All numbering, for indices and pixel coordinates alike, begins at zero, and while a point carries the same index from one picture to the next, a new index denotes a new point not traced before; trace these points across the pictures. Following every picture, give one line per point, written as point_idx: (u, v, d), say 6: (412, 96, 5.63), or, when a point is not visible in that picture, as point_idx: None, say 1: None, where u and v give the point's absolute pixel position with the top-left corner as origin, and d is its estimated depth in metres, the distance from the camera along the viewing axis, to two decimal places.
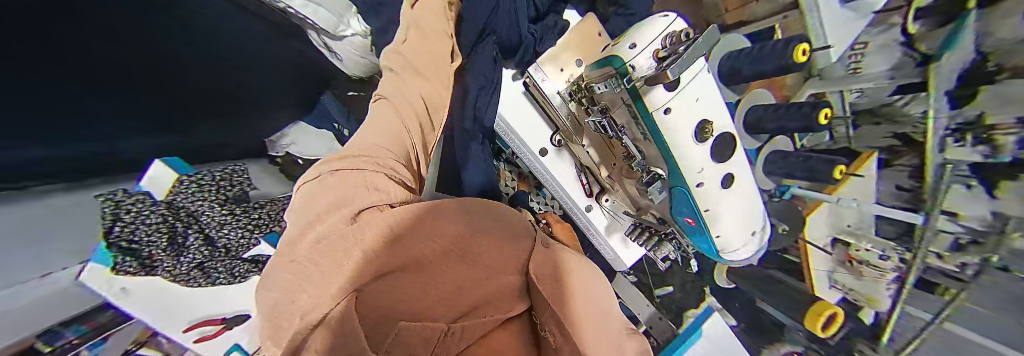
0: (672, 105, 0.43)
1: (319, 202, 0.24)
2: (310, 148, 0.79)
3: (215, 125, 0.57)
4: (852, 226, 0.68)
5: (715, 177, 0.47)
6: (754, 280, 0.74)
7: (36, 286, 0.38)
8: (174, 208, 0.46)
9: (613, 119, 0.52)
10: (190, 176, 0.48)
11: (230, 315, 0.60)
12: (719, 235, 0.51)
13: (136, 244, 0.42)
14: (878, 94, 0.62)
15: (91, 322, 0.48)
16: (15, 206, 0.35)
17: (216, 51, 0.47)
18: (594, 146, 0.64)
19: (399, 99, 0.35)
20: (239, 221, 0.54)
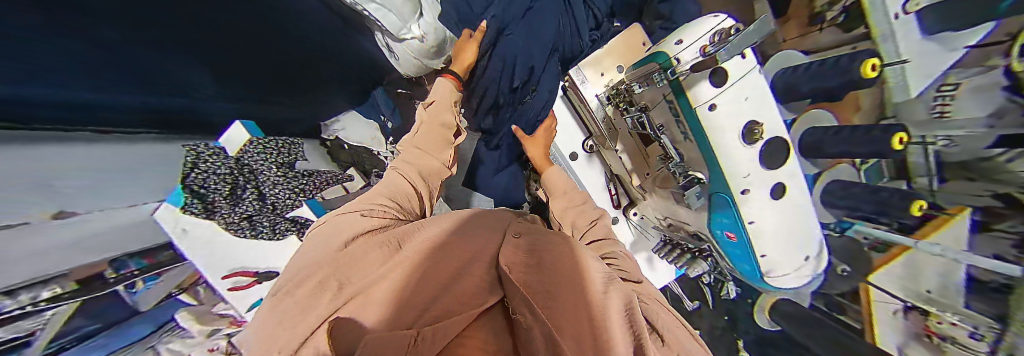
0: (718, 101, 0.39)
1: (321, 249, 0.32)
2: (356, 134, 0.87)
3: (283, 100, 0.66)
4: (932, 291, 0.48)
5: (765, 183, 0.40)
6: (795, 318, 0.61)
7: (103, 217, 0.45)
8: (239, 163, 0.53)
9: (652, 118, 0.51)
10: (258, 139, 0.56)
11: (262, 270, 0.61)
12: (765, 254, 0.44)
13: (206, 190, 0.48)
14: (972, 143, 0.45)
15: (151, 258, 0.54)
16: (92, 145, 0.42)
17: (288, 30, 0.53)
18: (629, 152, 0.62)
19: (403, 166, 0.48)
20: (289, 183, 0.60)
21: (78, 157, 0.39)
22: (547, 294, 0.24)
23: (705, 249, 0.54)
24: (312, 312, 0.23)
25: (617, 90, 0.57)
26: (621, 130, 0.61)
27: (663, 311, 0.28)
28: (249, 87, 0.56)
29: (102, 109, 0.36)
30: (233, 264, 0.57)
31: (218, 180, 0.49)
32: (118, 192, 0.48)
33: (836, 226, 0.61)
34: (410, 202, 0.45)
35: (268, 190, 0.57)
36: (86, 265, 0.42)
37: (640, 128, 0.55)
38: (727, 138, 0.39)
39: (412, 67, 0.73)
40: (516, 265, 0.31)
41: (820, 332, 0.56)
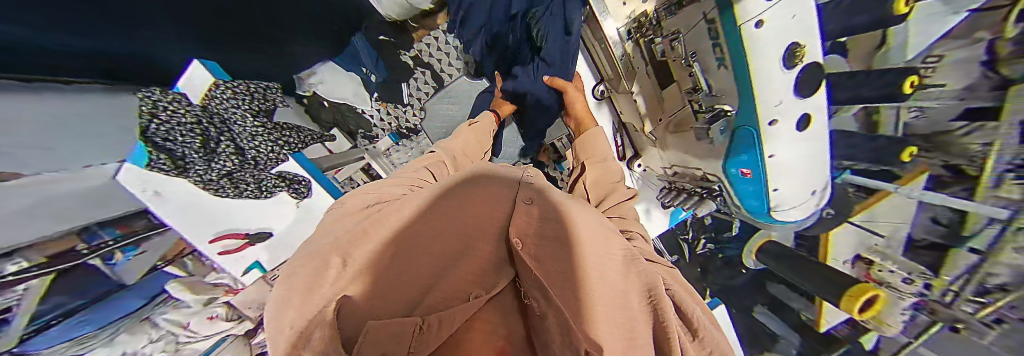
0: (767, 17, 0.31)
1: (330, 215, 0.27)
2: (338, 90, 0.78)
3: (232, 25, 0.55)
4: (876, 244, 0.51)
5: (794, 115, 0.36)
6: (781, 258, 0.63)
7: (49, 184, 0.39)
8: (208, 111, 0.48)
9: (682, 46, 0.42)
10: (225, 82, 0.49)
11: (252, 231, 0.59)
12: (777, 189, 0.43)
13: (177, 142, 0.44)
14: (941, 116, 0.35)
15: (125, 228, 0.50)
16: (40, 98, 0.36)
17: None
18: (645, 95, 0.56)
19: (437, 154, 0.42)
20: (269, 135, 0.56)
21: (25, 109, 0.34)
22: (563, 274, 0.21)
23: (713, 188, 0.53)
24: (319, 284, 0.15)
25: (640, 21, 0.50)
26: (640, 71, 0.54)
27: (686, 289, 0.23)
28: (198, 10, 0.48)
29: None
30: (222, 224, 0.55)
31: (186, 131, 0.45)
32: (72, 152, 0.42)
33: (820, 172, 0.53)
34: (434, 170, 0.38)
35: (246, 144, 0.53)
36: (54, 235, 0.39)
37: (668, 56, 0.46)
38: (767, 60, 0.33)
39: (394, 8, 0.67)
40: (528, 235, 0.26)
41: (801, 270, 0.57)
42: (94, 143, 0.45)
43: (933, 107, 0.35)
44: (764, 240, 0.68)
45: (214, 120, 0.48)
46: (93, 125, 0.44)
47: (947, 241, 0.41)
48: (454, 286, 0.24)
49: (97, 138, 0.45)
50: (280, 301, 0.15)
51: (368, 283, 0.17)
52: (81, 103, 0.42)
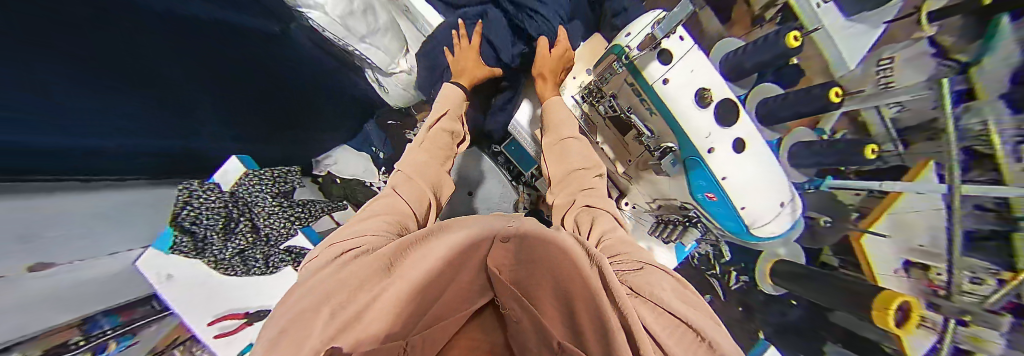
0: (669, 76, 0.46)
1: (318, 268, 0.26)
2: (349, 167, 0.88)
3: (270, 128, 0.68)
4: (923, 245, 0.62)
5: (725, 141, 0.47)
6: (788, 274, 0.70)
7: (65, 274, 0.41)
8: (235, 196, 0.54)
9: (622, 102, 0.54)
10: (255, 171, 0.56)
11: (252, 310, 0.57)
12: (746, 206, 0.49)
13: (200, 225, 0.50)
14: (920, 106, 0.57)
15: (126, 314, 0.51)
16: (84, 195, 0.43)
17: (273, 60, 0.58)
18: (609, 143, 0.63)
19: (404, 188, 0.41)
20: (284, 212, 0.59)
21: (61, 207, 0.40)
22: (539, 277, 0.21)
23: (693, 215, 0.60)
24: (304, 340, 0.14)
25: (589, 89, 0.60)
26: (599, 124, 0.63)
27: (670, 283, 0.25)
28: (247, 123, 0.61)
29: (71, 153, 0.35)
30: (223, 302, 0.55)
31: (212, 214, 0.51)
32: (96, 241, 0.47)
33: (808, 185, 0.71)
34: (412, 206, 0.39)
35: (261, 222, 0.57)
36: (56, 326, 0.39)
37: (614, 112, 0.56)
38: (685, 105, 0.46)
39: (399, 98, 0.78)
40: (504, 264, 0.24)
41: (823, 289, 0.61)
42: (117, 229, 0.51)
43: (908, 101, 0.58)
44: (773, 261, 0.76)
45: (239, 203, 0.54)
46: (117, 219, 0.50)
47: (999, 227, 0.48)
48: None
49: (121, 224, 0.51)
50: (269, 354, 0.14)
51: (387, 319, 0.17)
52: (121, 199, 0.49)
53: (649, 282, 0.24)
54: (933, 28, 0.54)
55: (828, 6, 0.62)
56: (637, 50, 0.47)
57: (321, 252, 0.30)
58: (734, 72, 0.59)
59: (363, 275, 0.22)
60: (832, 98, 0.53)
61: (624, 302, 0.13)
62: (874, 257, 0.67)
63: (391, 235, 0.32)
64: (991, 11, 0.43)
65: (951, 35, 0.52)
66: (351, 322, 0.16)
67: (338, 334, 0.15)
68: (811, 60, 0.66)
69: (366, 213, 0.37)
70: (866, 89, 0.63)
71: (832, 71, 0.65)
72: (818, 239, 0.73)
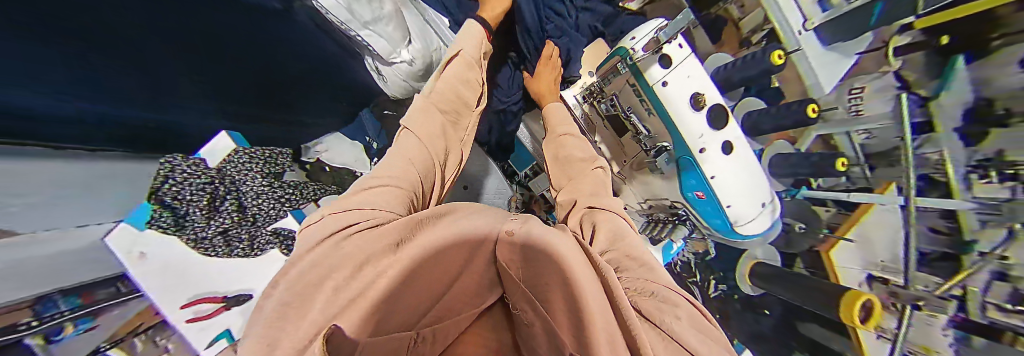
0: (668, 79, 0.48)
1: (323, 231, 0.26)
2: (341, 156, 0.84)
3: (265, 107, 0.65)
4: (885, 261, 0.71)
5: (715, 143, 0.50)
6: (769, 277, 0.74)
7: (30, 244, 0.39)
8: (221, 173, 0.54)
9: (622, 101, 0.57)
10: (245, 149, 0.58)
11: (230, 294, 0.56)
12: (729, 205, 0.53)
13: (183, 201, 0.50)
14: (884, 135, 0.67)
15: (88, 297, 0.47)
16: (63, 165, 0.41)
17: (264, 43, 0.55)
18: (606, 143, 0.67)
19: (413, 152, 0.38)
20: (274, 193, 0.61)
21: (35, 174, 0.37)
22: (546, 279, 0.20)
23: (682, 214, 0.65)
24: (303, 320, 0.15)
25: (591, 90, 0.62)
26: (597, 124, 0.66)
27: (687, 313, 0.21)
28: (232, 102, 0.57)
29: (64, 121, 0.33)
30: (198, 285, 0.53)
31: (196, 191, 0.51)
32: (56, 214, 0.44)
33: (785, 193, 0.79)
34: (422, 177, 0.37)
35: (248, 202, 0.58)
36: (19, 302, 0.37)
37: (614, 111, 0.60)
38: (680, 106, 0.49)
39: (398, 89, 0.76)
40: (513, 260, 0.25)
41: (793, 286, 0.68)
42: (76, 203, 0.47)
43: (877, 128, 0.68)
44: (753, 262, 0.81)
45: (225, 181, 0.54)
46: (83, 191, 0.47)
47: (949, 247, 0.61)
48: (453, 303, 0.25)
49: (83, 196, 0.47)
50: (272, 328, 0.15)
51: (368, 307, 0.15)
52: (95, 171, 0.46)
53: (661, 307, 0.21)
54: (899, 62, 0.65)
55: (808, 34, 0.68)
56: (642, 52, 0.50)
57: (321, 219, 0.29)
58: (724, 85, 0.63)
59: (369, 249, 0.22)
60: (810, 113, 0.57)
61: (638, 331, 0.13)
62: (843, 266, 0.74)
63: (400, 211, 0.31)
64: (950, 51, 0.57)
65: (914, 72, 0.63)
66: (353, 301, 0.16)
67: (335, 318, 0.15)
68: (790, 82, 0.73)
69: (382, 161, 0.38)
70: (839, 113, 0.73)
71: (809, 94, 0.72)
72: (791, 244, 0.80)
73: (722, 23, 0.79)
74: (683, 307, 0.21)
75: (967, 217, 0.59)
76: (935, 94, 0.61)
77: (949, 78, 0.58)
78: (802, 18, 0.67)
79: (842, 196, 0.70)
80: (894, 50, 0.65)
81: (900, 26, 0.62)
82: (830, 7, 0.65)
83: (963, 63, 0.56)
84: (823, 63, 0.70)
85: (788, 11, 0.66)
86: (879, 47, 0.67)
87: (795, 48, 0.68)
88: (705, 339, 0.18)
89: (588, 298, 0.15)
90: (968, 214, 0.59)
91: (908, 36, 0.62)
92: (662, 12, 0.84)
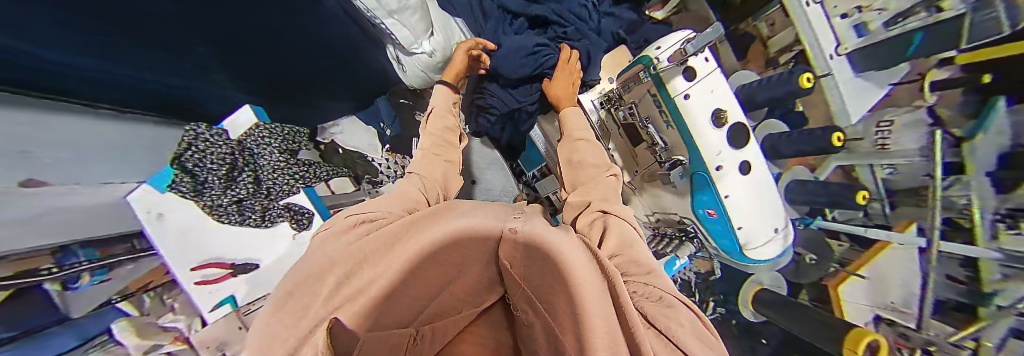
0: (691, 92, 0.49)
1: (337, 228, 0.28)
2: (355, 139, 0.87)
3: (280, 93, 0.68)
4: (895, 302, 0.68)
5: (732, 163, 0.51)
6: (773, 306, 0.72)
7: (55, 196, 0.40)
8: (241, 144, 0.57)
9: (641, 111, 0.56)
10: (265, 124, 0.59)
11: (240, 262, 0.57)
12: (741, 226, 0.53)
13: (204, 169, 0.53)
14: (910, 171, 0.66)
15: (105, 250, 0.49)
16: (79, 120, 0.41)
17: (291, 31, 0.56)
18: (619, 151, 0.65)
19: (422, 172, 0.43)
20: (289, 170, 0.63)
21: (57, 127, 0.39)
22: (550, 281, 0.19)
23: (690, 231, 0.63)
24: (308, 309, 0.16)
25: (610, 96, 0.61)
26: (613, 132, 0.65)
27: (693, 326, 0.20)
28: (252, 76, 0.58)
29: (80, 73, 0.33)
30: (209, 250, 0.54)
31: (217, 160, 0.54)
32: (84, 169, 0.46)
33: (801, 222, 0.79)
34: (424, 193, 0.39)
35: (264, 176, 0.61)
36: (37, 249, 0.38)
37: (631, 119, 0.59)
38: (701, 122, 0.49)
39: (417, 80, 0.77)
40: (514, 258, 0.25)
41: (797, 316, 0.67)
42: (107, 160, 0.50)
43: (902, 165, 0.67)
44: (757, 287, 0.78)
45: (244, 152, 0.57)
46: (111, 150, 0.49)
47: (966, 299, 0.59)
48: (449, 300, 0.25)
49: (111, 154, 0.49)
50: (278, 318, 0.16)
51: (366, 304, 0.16)
52: (111, 129, 0.47)
53: (664, 313, 0.21)
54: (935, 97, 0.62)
55: (840, 59, 0.66)
56: (666, 62, 0.49)
57: (337, 222, 0.31)
58: (748, 103, 0.62)
59: (368, 250, 0.23)
60: (832, 143, 0.54)
61: (641, 337, 0.12)
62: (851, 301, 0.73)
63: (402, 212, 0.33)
64: (994, 91, 0.53)
65: (949, 109, 0.61)
66: (354, 296, 0.17)
67: (334, 311, 0.15)
68: (815, 107, 0.71)
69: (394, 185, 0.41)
70: (864, 145, 0.72)
71: (834, 120, 0.70)
72: (801, 275, 0.79)
73: (750, 40, 0.79)
74: (684, 313, 0.21)
75: (988, 267, 0.57)
76: (969, 135, 0.58)
77: (988, 119, 0.55)
78: (835, 42, 0.65)
79: (857, 229, 0.70)
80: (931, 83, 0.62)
81: (940, 60, 0.61)
82: (866, 33, 0.61)
83: (1004, 104, 0.53)
84: (852, 92, 0.67)
85: (821, 34, 0.65)
86: (915, 79, 0.64)
87: (826, 74, 0.66)
88: (706, 349, 0.18)
89: (586, 299, 0.15)
90: (989, 263, 0.57)
91: (947, 71, 0.60)
92: (688, 23, 0.87)
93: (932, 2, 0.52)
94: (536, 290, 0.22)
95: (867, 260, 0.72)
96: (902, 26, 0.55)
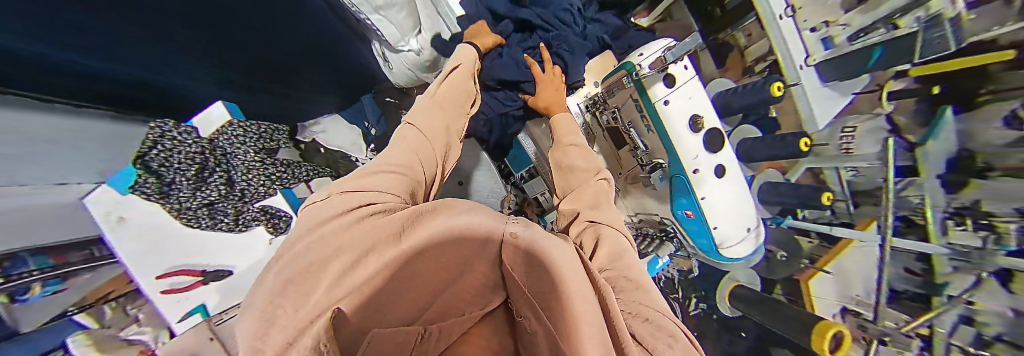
0: (670, 98, 0.50)
1: (327, 210, 0.26)
2: (337, 138, 0.84)
3: (267, 86, 0.65)
4: (858, 295, 0.72)
5: (708, 166, 0.53)
6: (750, 302, 0.75)
7: (8, 198, 0.37)
8: (212, 144, 0.53)
9: (624, 115, 0.58)
10: (240, 121, 0.56)
11: (211, 269, 0.55)
12: (716, 227, 0.55)
13: (169, 168, 0.48)
14: (870, 172, 0.72)
15: (60, 258, 0.45)
16: (38, 116, 0.39)
17: (275, 21, 0.54)
18: (604, 153, 0.67)
19: (425, 132, 0.39)
20: (266, 170, 0.60)
21: (23, 125, 0.36)
22: (547, 289, 0.19)
23: (669, 232, 0.65)
24: (304, 306, 0.16)
25: (594, 100, 0.63)
26: (598, 135, 0.66)
27: (684, 348, 0.20)
28: (237, 73, 0.56)
29: (73, 68, 0.33)
30: (179, 256, 0.52)
31: (185, 160, 0.49)
32: (43, 169, 0.43)
33: (773, 221, 0.83)
34: (422, 163, 0.36)
35: (237, 177, 0.57)
36: None
37: (614, 123, 0.60)
38: (680, 126, 0.51)
39: (404, 79, 0.76)
40: (517, 264, 0.24)
41: (767, 310, 0.70)
42: (63, 161, 0.46)
43: (863, 167, 0.71)
44: (733, 284, 0.82)
45: (215, 152, 0.53)
46: (65, 149, 0.46)
47: (923, 290, 0.64)
48: (452, 300, 0.26)
49: (58, 156, 0.45)
50: (270, 319, 0.15)
51: (363, 295, 0.17)
52: (70, 127, 0.44)
53: (655, 334, 0.20)
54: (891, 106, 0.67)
55: (808, 70, 0.69)
56: (648, 69, 0.50)
57: (331, 197, 0.29)
58: (723, 109, 0.65)
59: (368, 239, 0.21)
60: (800, 147, 0.57)
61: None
62: (820, 296, 0.76)
63: (402, 196, 0.30)
64: (944, 99, 0.60)
65: (905, 117, 0.67)
66: (348, 294, 0.16)
67: (334, 304, 0.15)
68: (788, 114, 0.75)
69: (388, 146, 0.37)
70: (830, 148, 0.75)
71: (804, 127, 0.74)
72: (773, 272, 0.83)
73: (728, 49, 0.82)
74: (679, 338, 0.21)
75: (940, 262, 0.62)
76: (923, 140, 0.63)
77: (937, 127, 0.61)
78: (806, 53, 0.68)
79: (824, 228, 0.74)
80: (889, 94, 0.67)
81: (896, 72, 0.66)
82: (833, 46, 0.66)
83: (950, 113, 0.59)
84: (818, 99, 0.71)
85: (792, 45, 0.67)
86: (875, 89, 0.69)
87: (796, 83, 0.69)
88: None
89: (578, 310, 0.14)
90: (941, 258, 0.61)
91: (903, 82, 0.65)
92: (672, 31, 0.90)
93: (890, 20, 0.57)
94: (535, 297, 0.22)
95: (834, 256, 0.77)
96: (864, 41, 0.60)
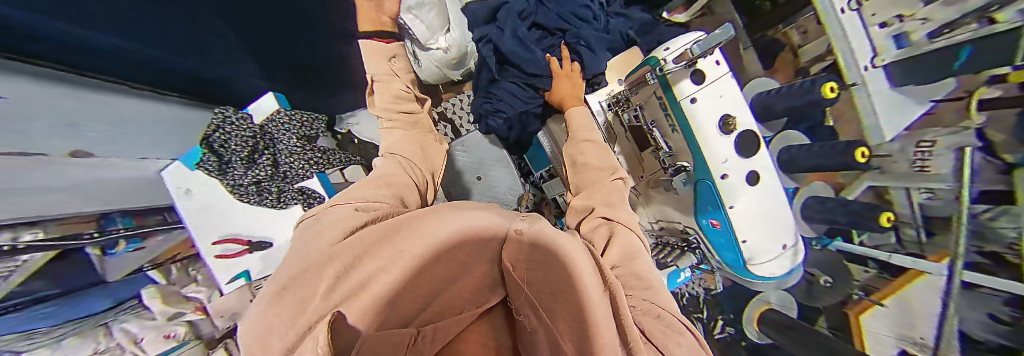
0: (698, 96, 0.47)
1: (325, 222, 0.28)
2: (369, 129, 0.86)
3: (300, 78, 0.72)
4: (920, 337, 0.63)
5: (740, 172, 0.49)
6: (784, 329, 0.68)
7: (95, 167, 0.45)
8: (263, 129, 0.61)
9: (647, 114, 0.55)
10: (286, 111, 0.63)
11: (255, 239, 0.60)
12: (746, 240, 0.51)
13: (229, 148, 0.57)
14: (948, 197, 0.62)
15: (140, 219, 0.54)
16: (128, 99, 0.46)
17: (298, 16, 0.61)
18: (625, 155, 0.64)
19: (408, 160, 0.41)
20: (305, 155, 0.65)
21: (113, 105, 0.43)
22: (553, 285, 0.19)
23: (692, 242, 0.61)
24: (307, 306, 0.16)
25: (616, 98, 0.61)
26: (619, 135, 0.63)
27: (692, 346, 0.19)
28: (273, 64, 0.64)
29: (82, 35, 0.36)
30: (230, 226, 0.59)
31: (241, 143, 0.57)
32: (130, 143, 0.51)
33: (818, 241, 0.76)
34: (411, 176, 0.39)
35: (282, 159, 0.63)
36: (77, 215, 0.42)
37: (637, 122, 0.58)
38: (709, 127, 0.47)
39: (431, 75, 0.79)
40: (517, 261, 0.25)
41: (800, 339, 0.64)
42: (149, 137, 0.55)
43: (940, 189, 0.63)
44: (764, 305, 0.76)
45: (265, 137, 0.61)
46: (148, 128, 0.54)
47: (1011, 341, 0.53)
48: (451, 299, 0.25)
49: (146, 133, 0.54)
50: (275, 318, 0.16)
51: (368, 297, 0.17)
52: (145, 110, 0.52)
53: (663, 331, 0.20)
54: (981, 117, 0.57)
55: (875, 71, 0.62)
56: (672, 64, 0.47)
57: (322, 211, 0.31)
58: (765, 112, 0.60)
59: (367, 244, 0.22)
60: (857, 158, 0.50)
61: None
62: (873, 332, 0.69)
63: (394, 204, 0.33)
64: None
65: (1001, 132, 0.56)
66: (352, 295, 0.17)
67: (336, 307, 0.15)
68: (848, 122, 0.67)
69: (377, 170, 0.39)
70: (901, 166, 0.67)
71: (866, 137, 0.67)
72: (815, 298, 0.75)
73: (777, 47, 0.75)
74: (687, 337, 0.21)
75: None
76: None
77: None
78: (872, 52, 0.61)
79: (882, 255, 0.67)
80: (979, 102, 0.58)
81: (991, 76, 0.55)
82: (907, 43, 0.58)
83: None
84: (890, 104, 0.64)
85: (856, 42, 0.61)
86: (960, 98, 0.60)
87: (854, 84, 0.63)
88: None
89: (589, 307, 0.14)
90: None
91: (998, 89, 0.55)
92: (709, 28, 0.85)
93: (984, 13, 0.49)
94: (536, 295, 0.22)
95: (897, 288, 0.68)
96: (947, 39, 0.52)
